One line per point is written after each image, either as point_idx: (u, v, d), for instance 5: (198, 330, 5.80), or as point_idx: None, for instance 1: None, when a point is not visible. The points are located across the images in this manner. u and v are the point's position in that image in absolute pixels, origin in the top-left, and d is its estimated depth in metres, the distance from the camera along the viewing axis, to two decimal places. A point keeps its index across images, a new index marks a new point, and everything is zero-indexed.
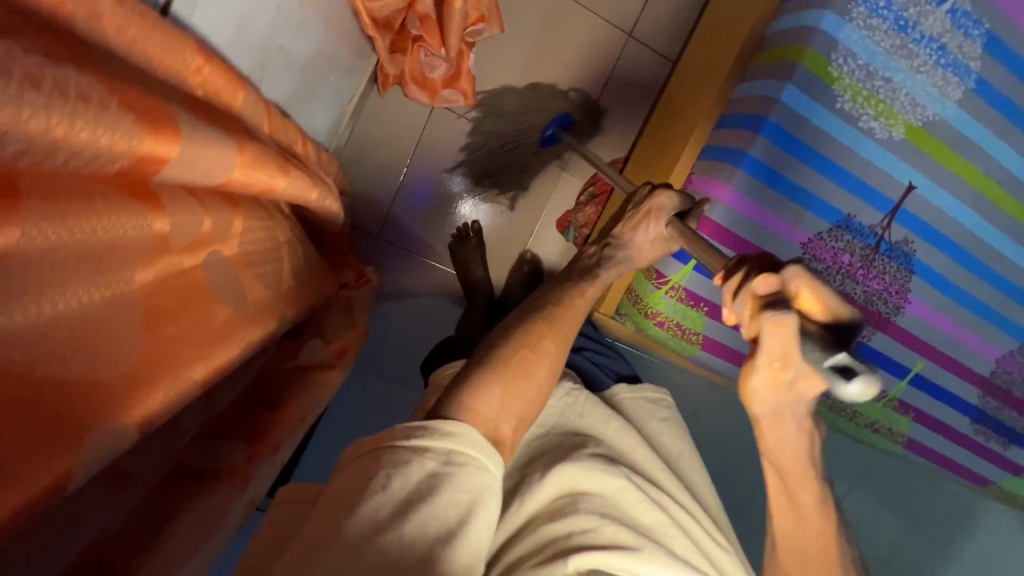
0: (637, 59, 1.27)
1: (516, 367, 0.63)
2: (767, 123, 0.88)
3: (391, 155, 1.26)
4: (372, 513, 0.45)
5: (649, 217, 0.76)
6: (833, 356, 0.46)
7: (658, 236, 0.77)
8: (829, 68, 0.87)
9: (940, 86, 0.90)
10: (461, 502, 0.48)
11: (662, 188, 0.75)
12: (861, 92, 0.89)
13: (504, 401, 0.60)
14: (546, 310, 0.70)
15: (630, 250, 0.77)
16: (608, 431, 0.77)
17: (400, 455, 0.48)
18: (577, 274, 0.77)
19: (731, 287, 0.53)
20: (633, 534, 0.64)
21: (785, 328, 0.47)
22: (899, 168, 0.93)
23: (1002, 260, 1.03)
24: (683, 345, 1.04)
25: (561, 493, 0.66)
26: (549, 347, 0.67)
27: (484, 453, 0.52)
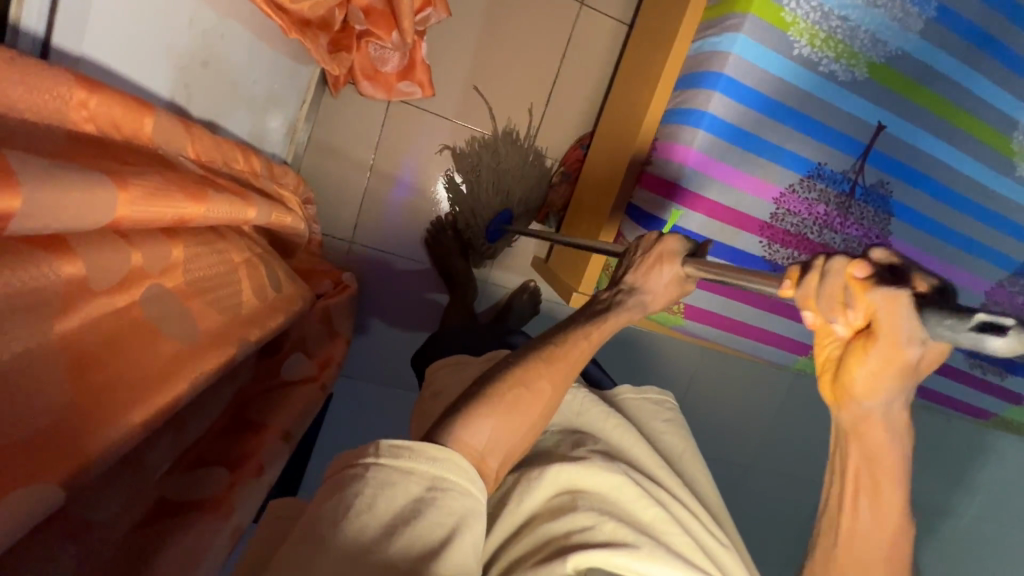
0: (591, 28, 1.25)
1: (511, 404, 0.60)
2: (725, 79, 0.85)
3: (353, 157, 1.22)
4: (358, 533, 0.44)
5: (660, 259, 0.67)
6: (976, 312, 0.34)
7: (674, 278, 0.67)
8: (782, 14, 0.83)
9: (900, 18, 0.87)
10: (445, 523, 0.47)
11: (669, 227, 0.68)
12: (818, 35, 0.85)
13: (495, 433, 0.59)
14: (544, 350, 0.65)
15: (643, 293, 0.68)
16: (608, 427, 0.78)
17: (386, 475, 0.48)
18: (584, 319, 0.68)
19: (810, 284, 0.42)
20: (633, 531, 0.63)
21: (902, 304, 0.38)
22: (865, 109, 0.91)
23: (982, 190, 1.01)
24: (667, 317, 1.01)
25: (559, 492, 0.65)
26: (545, 388, 0.64)
27: (466, 477, 0.52)
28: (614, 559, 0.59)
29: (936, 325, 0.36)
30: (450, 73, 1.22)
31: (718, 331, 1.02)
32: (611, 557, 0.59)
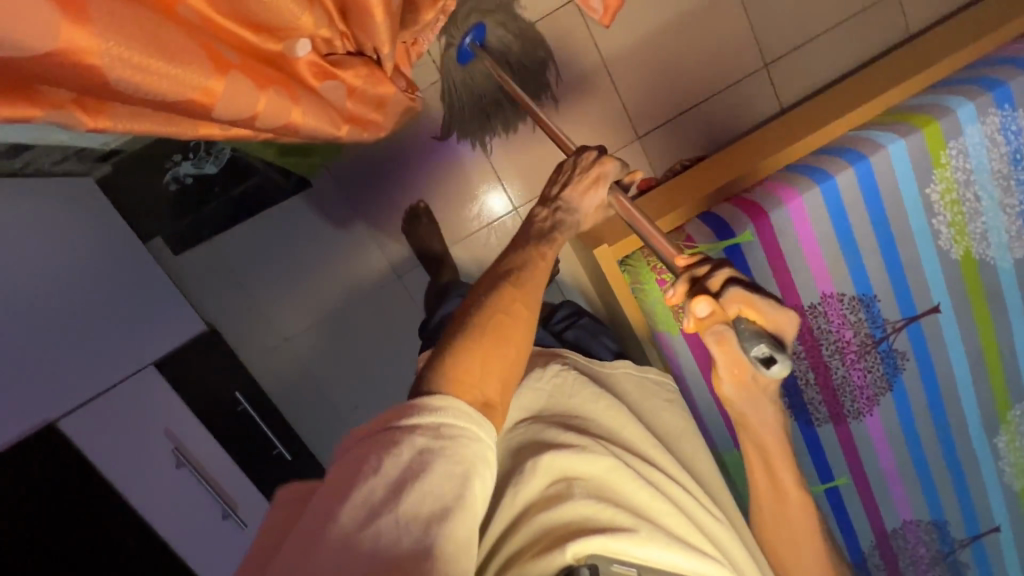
0: (758, 88, 1.31)
1: (490, 331, 0.67)
2: (864, 162, 0.88)
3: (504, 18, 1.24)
4: (368, 496, 0.51)
5: (595, 181, 0.82)
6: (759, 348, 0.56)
7: (600, 203, 0.84)
8: (942, 152, 0.88)
9: (1010, 236, 0.92)
10: (453, 472, 0.54)
11: (606, 155, 0.83)
12: (952, 192, 0.90)
13: (486, 365, 0.65)
14: (512, 275, 0.73)
15: (578, 213, 0.82)
16: (599, 408, 0.86)
17: (391, 437, 0.54)
18: (536, 237, 0.79)
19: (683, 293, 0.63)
20: (630, 515, 0.71)
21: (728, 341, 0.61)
22: (937, 283, 0.94)
23: (963, 431, 1.04)
24: (668, 319, 0.97)
25: (555, 481, 0.73)
26: (522, 312, 0.70)
27: (471, 423, 0.58)
28: (612, 546, 0.67)
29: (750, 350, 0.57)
30: (630, 25, 1.26)
31: (692, 362, 0.99)
32: (610, 542, 0.67)
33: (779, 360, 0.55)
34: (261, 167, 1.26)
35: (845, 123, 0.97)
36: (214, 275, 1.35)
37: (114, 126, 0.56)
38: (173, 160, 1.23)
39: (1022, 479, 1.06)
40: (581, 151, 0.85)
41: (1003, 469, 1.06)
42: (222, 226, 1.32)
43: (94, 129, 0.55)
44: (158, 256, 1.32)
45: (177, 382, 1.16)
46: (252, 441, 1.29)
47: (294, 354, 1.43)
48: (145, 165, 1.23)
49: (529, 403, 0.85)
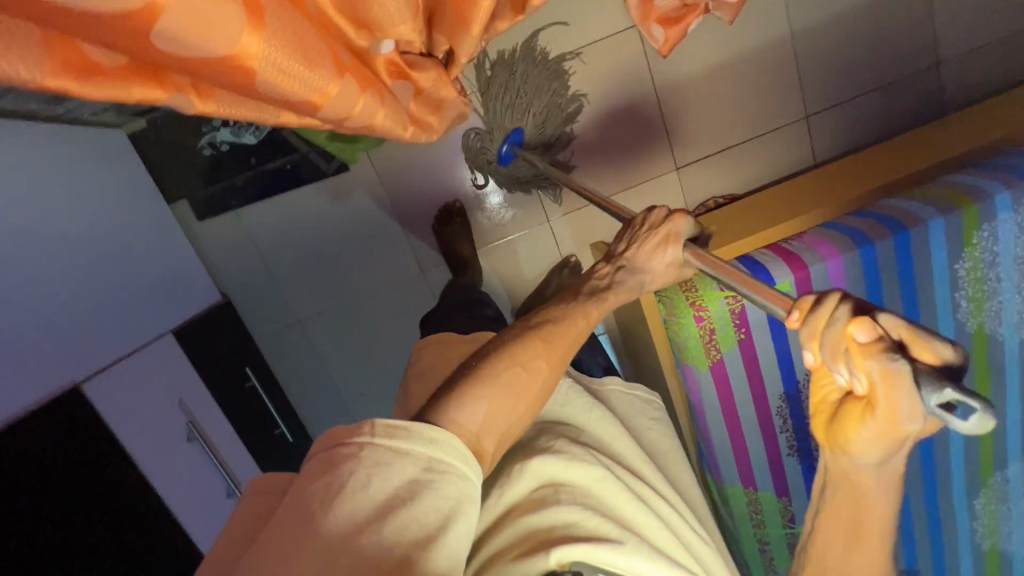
0: (796, 138, 1.35)
1: (507, 386, 0.65)
2: (903, 232, 0.93)
3: (566, 32, 1.24)
4: (349, 515, 0.47)
5: (664, 238, 0.76)
6: (940, 392, 0.40)
7: (672, 260, 0.78)
8: (975, 232, 0.94)
9: (1021, 318, 0.99)
10: (440, 508, 0.51)
11: (681, 211, 0.76)
12: (977, 270, 0.95)
13: (489, 418, 0.63)
14: (543, 328, 0.71)
15: (643, 271, 0.77)
16: (592, 419, 0.86)
17: (377, 456, 0.51)
18: (585, 294, 0.76)
19: (816, 321, 0.46)
20: (615, 527, 0.72)
21: (896, 379, 0.42)
22: None
23: (945, 490, 1.11)
24: (697, 353, 1.00)
25: (542, 485, 0.75)
26: (542, 366, 0.68)
27: (462, 459, 0.56)
28: (597, 554, 0.68)
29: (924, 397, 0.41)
30: (687, 59, 1.28)
31: (714, 400, 1.01)
32: (592, 550, 0.68)
33: (976, 408, 0.39)
34: (300, 146, 1.25)
35: (873, 192, 1.05)
36: (233, 245, 1.33)
37: (217, 111, 0.53)
38: (211, 124, 1.22)
39: (990, 538, 1.13)
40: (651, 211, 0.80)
41: (976, 529, 1.13)
42: (249, 198, 1.29)
43: (200, 113, 0.52)
44: (180, 220, 1.29)
45: (191, 352, 1.15)
46: (255, 418, 1.28)
47: (303, 336, 1.41)
48: (182, 126, 1.22)
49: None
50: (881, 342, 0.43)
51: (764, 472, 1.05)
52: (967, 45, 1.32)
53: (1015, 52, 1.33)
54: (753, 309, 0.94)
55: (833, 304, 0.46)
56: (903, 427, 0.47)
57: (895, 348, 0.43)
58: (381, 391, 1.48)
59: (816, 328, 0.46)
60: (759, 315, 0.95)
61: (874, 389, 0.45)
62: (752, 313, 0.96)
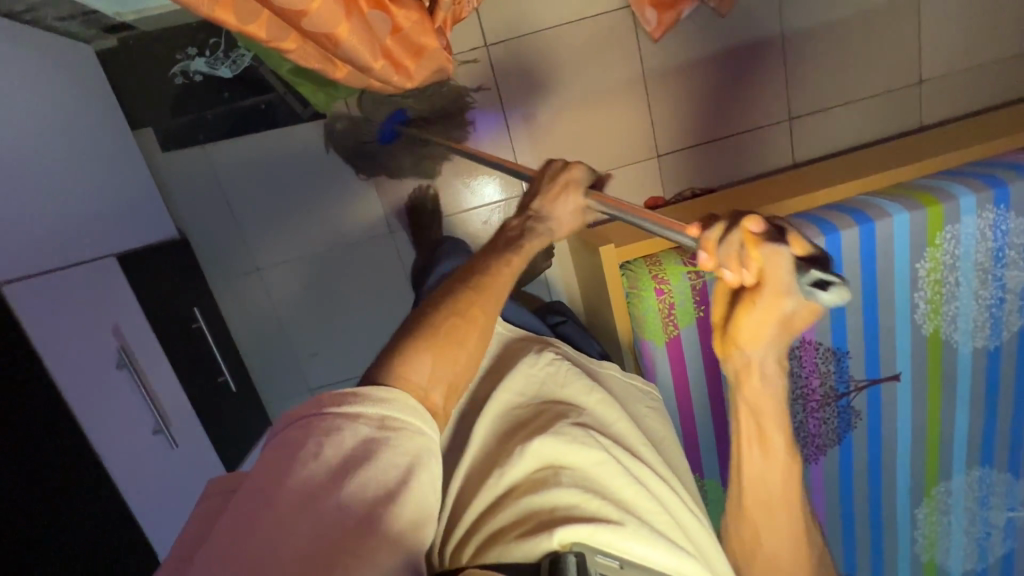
0: (775, 140, 1.36)
1: (446, 334, 0.65)
2: (869, 224, 0.93)
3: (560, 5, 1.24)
4: (306, 477, 0.49)
5: (566, 189, 0.76)
6: (810, 273, 0.52)
7: (577, 208, 0.77)
8: (939, 233, 0.94)
9: (976, 326, 0.99)
10: (399, 462, 0.53)
11: (576, 161, 0.78)
12: (937, 273, 0.96)
13: (434, 369, 0.63)
14: (473, 280, 0.70)
15: (552, 220, 0.76)
16: (591, 401, 0.84)
17: (332, 423, 0.53)
18: (503, 246, 0.74)
19: (716, 231, 0.55)
20: (616, 509, 0.68)
21: (782, 263, 0.53)
22: (904, 354, 1.00)
23: (890, 497, 1.10)
24: (656, 329, 0.98)
25: (542, 466, 0.72)
26: (480, 317, 0.68)
27: (418, 418, 0.57)
28: (598, 537, 0.64)
29: (800, 282, 0.53)
30: (676, 47, 1.29)
31: (668, 378, 1.00)
32: (594, 530, 0.64)
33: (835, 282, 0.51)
34: (278, 87, 1.22)
35: (859, 187, 1.02)
36: (195, 183, 1.28)
37: None
38: (186, 52, 1.18)
39: (929, 551, 1.13)
40: (550, 160, 0.80)
41: (916, 540, 1.12)
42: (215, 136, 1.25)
43: None
44: (144, 148, 1.24)
45: (134, 281, 1.09)
46: (200, 362, 1.22)
47: (261, 286, 1.36)
48: (154, 50, 1.17)
49: (520, 388, 0.84)
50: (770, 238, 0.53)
51: (712, 461, 1.04)
52: (949, 65, 1.34)
53: (993, 78, 1.36)
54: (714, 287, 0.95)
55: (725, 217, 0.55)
56: (783, 313, 0.58)
57: (779, 238, 0.53)
58: (338, 352, 1.44)
59: (713, 241, 0.55)
60: None
61: (761, 280, 0.55)
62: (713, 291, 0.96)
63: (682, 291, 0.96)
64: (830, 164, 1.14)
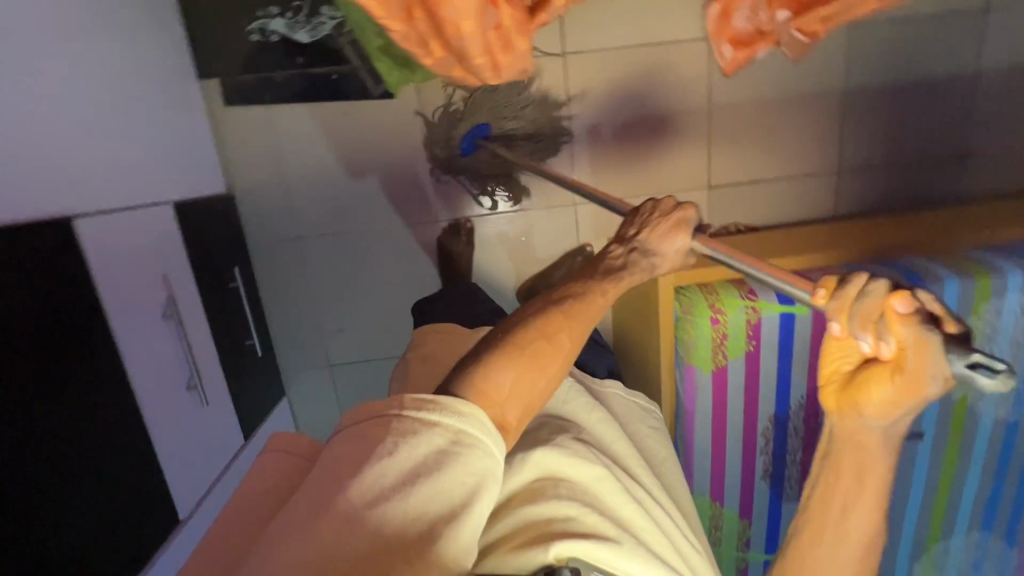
0: (822, 190, 1.40)
1: (534, 355, 0.63)
2: (922, 287, 0.97)
3: (642, 28, 1.26)
4: (374, 480, 0.49)
5: (675, 227, 0.77)
6: (970, 357, 0.49)
7: (681, 249, 0.78)
8: (983, 304, 0.98)
9: (1001, 397, 1.03)
10: (465, 483, 0.52)
11: (687, 203, 0.79)
12: (975, 341, 1.00)
13: (514, 385, 0.61)
14: (565, 301, 0.68)
15: (654, 255, 0.77)
16: (592, 419, 0.84)
17: (409, 425, 0.52)
18: (601, 272, 0.73)
19: (848, 295, 0.54)
20: (612, 527, 0.67)
21: (932, 342, 0.51)
22: (930, 414, 1.04)
23: (892, 549, 1.14)
24: (704, 356, 1.00)
25: (540, 477, 0.69)
26: (566, 342, 0.66)
27: (490, 436, 0.55)
28: (595, 553, 0.62)
29: (956, 362, 0.50)
30: (745, 87, 1.32)
31: (706, 405, 1.02)
32: (589, 547, 0.62)
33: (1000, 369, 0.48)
34: (355, 61, 1.21)
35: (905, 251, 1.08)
36: (252, 142, 1.26)
37: None
38: (268, 11, 1.16)
39: None
40: (661, 198, 0.82)
41: None
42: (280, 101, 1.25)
43: None
44: (207, 99, 1.23)
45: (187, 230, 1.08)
46: (234, 320, 1.20)
47: (298, 253, 1.36)
48: (237, 4, 1.16)
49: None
50: (916, 314, 0.52)
51: (733, 491, 1.06)
52: (996, 144, 1.39)
53: None
54: (769, 324, 0.97)
55: (862, 280, 0.54)
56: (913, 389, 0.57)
57: (928, 321, 0.51)
58: (363, 331, 1.43)
59: (848, 303, 0.54)
60: (774, 331, 0.98)
61: (900, 352, 0.54)
62: (767, 328, 0.99)
63: (737, 323, 0.98)
64: (878, 223, 1.18)
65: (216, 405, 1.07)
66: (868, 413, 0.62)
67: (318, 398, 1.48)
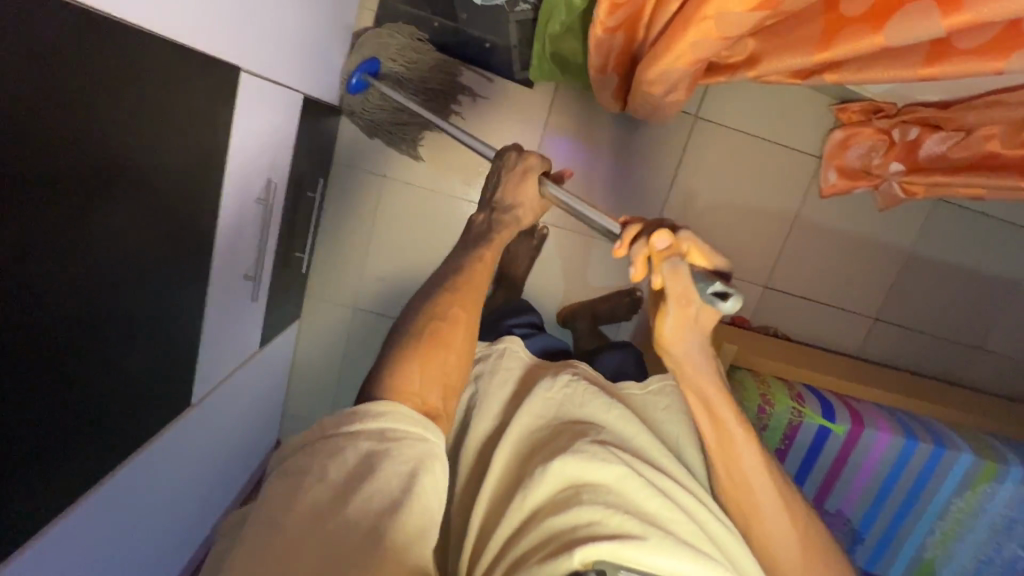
0: (858, 329, 1.49)
1: (427, 338, 0.64)
2: (940, 450, 1.05)
3: (758, 124, 1.38)
4: (313, 498, 0.47)
5: (524, 175, 0.80)
6: (711, 285, 0.58)
7: (537, 198, 0.81)
8: (984, 485, 1.06)
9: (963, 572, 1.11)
10: (400, 473, 0.50)
11: (528, 150, 0.82)
12: (962, 514, 1.08)
13: (424, 371, 0.61)
14: (449, 279, 0.70)
15: (516, 208, 0.80)
16: (612, 415, 0.64)
17: (332, 444, 0.51)
18: (473, 239, 0.77)
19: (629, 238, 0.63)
20: (640, 523, 0.53)
21: (682, 276, 0.59)
22: (899, 564, 1.11)
23: None
24: None
25: (564, 488, 0.55)
26: (461, 316, 0.67)
27: (415, 425, 0.54)
28: (621, 553, 0.50)
29: (703, 288, 0.59)
30: (828, 212, 1.43)
31: None
32: (619, 550, 0.50)
33: (733, 292, 0.57)
34: (513, 39, 1.22)
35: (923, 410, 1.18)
36: None
37: None
38: None
39: None
40: (503, 152, 0.84)
41: None
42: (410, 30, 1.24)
43: None
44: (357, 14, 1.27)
45: (303, 123, 1.07)
46: (297, 226, 1.18)
47: (376, 191, 1.38)
48: None
49: (538, 410, 0.63)
50: (673, 250, 0.60)
51: None
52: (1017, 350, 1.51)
53: None
54: (806, 432, 1.04)
55: (636, 228, 0.64)
56: (695, 310, 0.62)
57: (677, 255, 0.60)
58: (400, 287, 1.43)
59: (627, 245, 0.64)
60: (808, 441, 1.05)
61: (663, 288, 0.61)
62: (802, 436, 1.05)
63: (781, 422, 1.04)
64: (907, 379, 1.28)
65: (259, 302, 1.05)
66: (669, 343, 0.64)
67: (326, 332, 1.45)
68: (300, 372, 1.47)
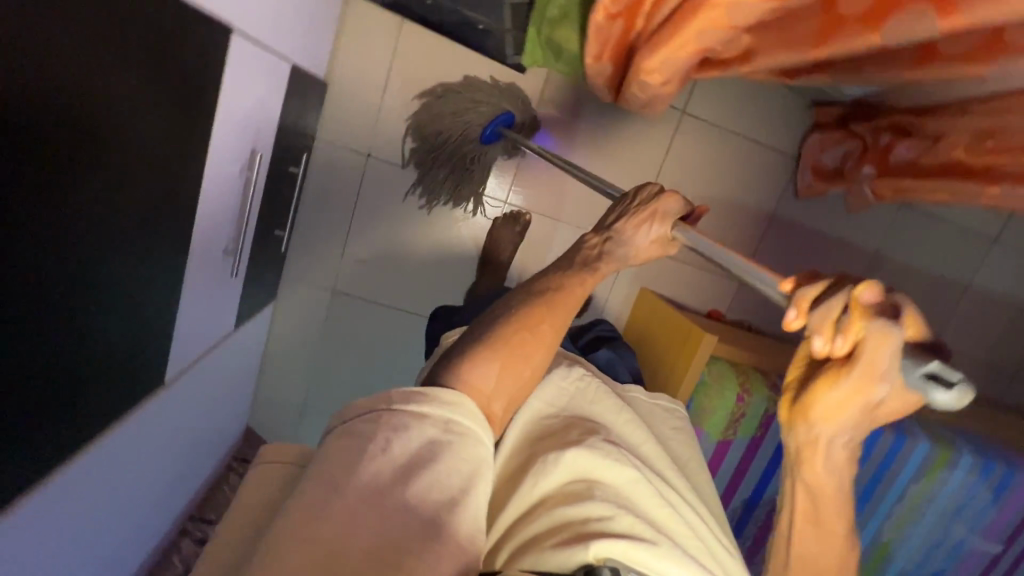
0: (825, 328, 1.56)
1: (513, 346, 0.66)
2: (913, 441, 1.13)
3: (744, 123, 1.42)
4: (374, 472, 0.50)
5: (651, 217, 0.72)
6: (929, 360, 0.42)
7: (660, 239, 0.73)
8: (941, 470, 1.15)
9: (922, 548, 1.21)
10: (460, 470, 0.53)
11: (674, 192, 0.73)
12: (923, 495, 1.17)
13: (499, 377, 0.64)
14: (546, 293, 0.70)
15: (627, 246, 0.73)
16: (621, 422, 0.74)
17: (398, 420, 0.54)
18: (578, 264, 0.74)
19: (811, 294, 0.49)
20: (650, 528, 0.58)
21: (888, 340, 0.44)
22: (868, 538, 1.20)
23: None
24: (720, 422, 1.18)
25: (574, 479, 0.61)
26: (546, 334, 0.68)
27: (476, 424, 0.58)
28: (633, 555, 0.54)
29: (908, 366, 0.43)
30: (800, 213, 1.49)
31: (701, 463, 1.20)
32: (632, 552, 0.54)
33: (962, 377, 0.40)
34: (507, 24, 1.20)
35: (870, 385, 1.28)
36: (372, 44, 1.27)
37: None
38: None
39: None
40: (645, 184, 0.76)
41: None
42: None
43: None
44: None
45: (291, 98, 1.05)
46: (277, 203, 1.15)
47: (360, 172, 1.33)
48: None
49: (549, 398, 0.72)
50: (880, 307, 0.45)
51: None
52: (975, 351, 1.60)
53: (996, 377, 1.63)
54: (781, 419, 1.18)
55: (823, 282, 0.49)
56: (872, 390, 0.50)
57: (893, 314, 0.45)
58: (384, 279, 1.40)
59: (807, 300, 0.49)
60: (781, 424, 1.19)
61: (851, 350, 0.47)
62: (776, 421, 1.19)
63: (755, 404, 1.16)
64: None
65: (238, 275, 1.04)
66: (818, 422, 0.56)
67: (298, 315, 1.41)
68: (274, 356, 1.43)
